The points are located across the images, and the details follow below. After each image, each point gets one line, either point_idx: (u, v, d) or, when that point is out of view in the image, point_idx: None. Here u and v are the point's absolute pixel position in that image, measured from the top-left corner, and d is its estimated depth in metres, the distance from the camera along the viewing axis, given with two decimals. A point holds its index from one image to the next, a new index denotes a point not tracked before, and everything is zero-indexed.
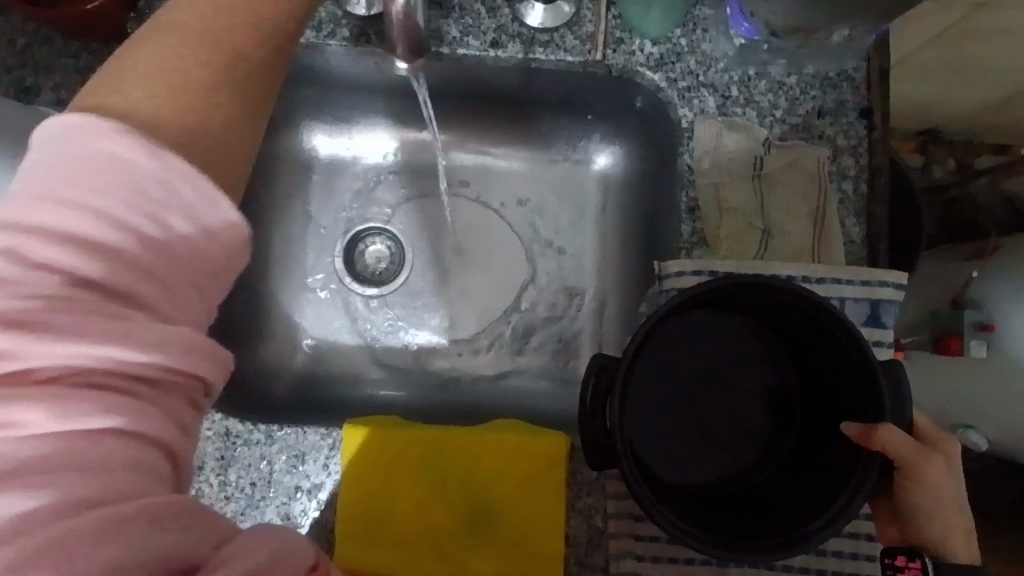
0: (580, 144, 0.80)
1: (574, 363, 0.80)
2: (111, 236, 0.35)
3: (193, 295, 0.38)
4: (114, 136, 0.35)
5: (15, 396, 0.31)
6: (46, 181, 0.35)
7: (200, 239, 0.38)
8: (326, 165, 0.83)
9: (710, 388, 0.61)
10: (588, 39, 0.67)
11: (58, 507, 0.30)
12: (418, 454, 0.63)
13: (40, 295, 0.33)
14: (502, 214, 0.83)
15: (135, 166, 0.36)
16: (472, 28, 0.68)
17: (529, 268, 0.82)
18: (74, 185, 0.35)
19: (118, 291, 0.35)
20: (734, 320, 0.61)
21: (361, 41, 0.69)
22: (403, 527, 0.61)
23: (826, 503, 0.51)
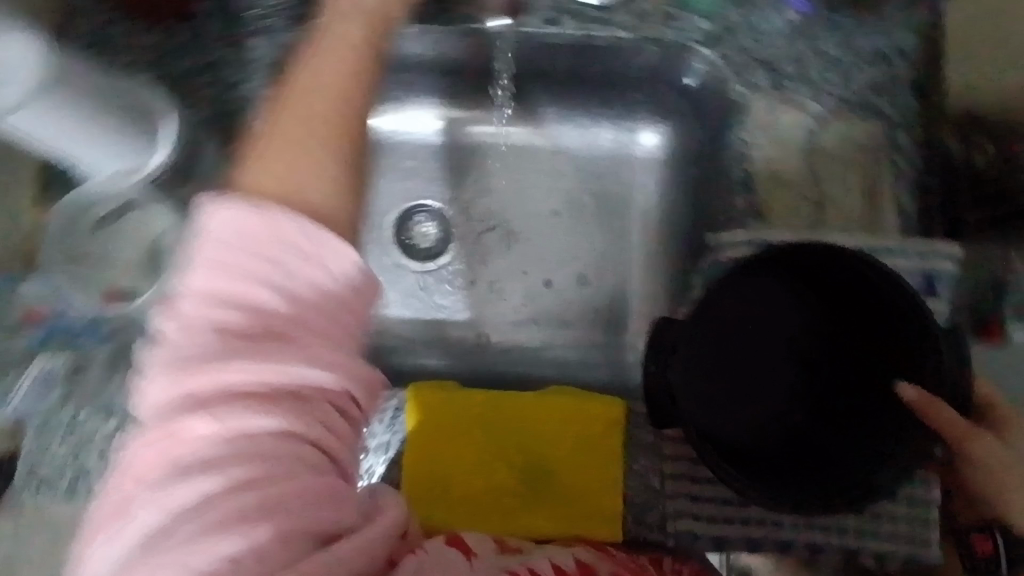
0: (627, 124, 0.82)
1: (621, 336, 0.82)
2: (258, 291, 0.32)
3: (334, 335, 0.33)
4: (239, 207, 0.32)
5: (189, 428, 0.30)
6: (195, 253, 0.32)
7: (330, 283, 0.33)
8: (378, 143, 0.85)
9: (756, 346, 0.61)
10: (642, 16, 0.70)
11: (238, 543, 0.28)
12: (474, 420, 0.65)
13: (191, 354, 0.31)
14: (552, 192, 0.85)
15: (266, 227, 0.32)
16: (531, 6, 0.70)
17: (576, 246, 0.84)
18: (217, 242, 0.32)
19: (269, 339, 0.31)
20: (781, 293, 0.61)
21: (421, 19, 0.71)
22: (466, 487, 0.63)
23: (886, 449, 0.55)
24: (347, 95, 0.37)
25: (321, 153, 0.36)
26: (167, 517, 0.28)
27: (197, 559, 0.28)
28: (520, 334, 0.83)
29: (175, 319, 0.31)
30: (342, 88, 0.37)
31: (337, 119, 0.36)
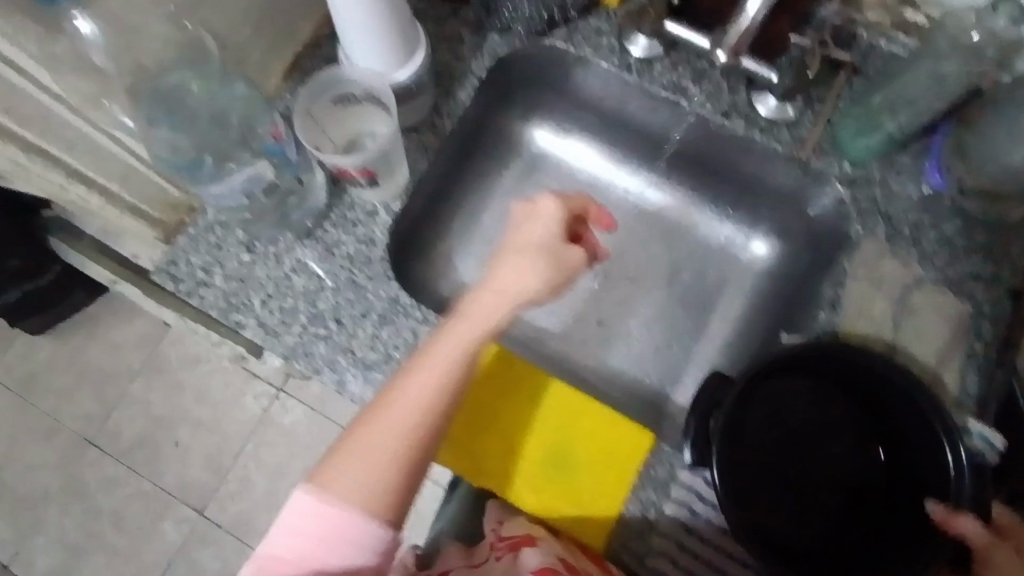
0: (745, 228, 0.93)
1: (666, 394, 0.89)
2: (342, 511, 0.59)
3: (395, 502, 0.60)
4: (325, 502, 0.59)
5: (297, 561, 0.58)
6: (288, 524, 0.58)
7: (386, 514, 0.60)
8: (533, 154, 0.96)
9: (801, 440, 0.70)
10: (801, 140, 0.79)
11: None
12: (524, 394, 0.72)
13: (311, 538, 0.58)
14: (659, 255, 0.95)
15: (360, 482, 0.59)
16: (714, 96, 0.81)
17: (658, 310, 0.93)
18: (311, 512, 0.58)
19: (347, 531, 0.59)
20: (806, 386, 0.69)
21: (622, 69, 0.82)
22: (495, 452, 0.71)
23: (913, 554, 0.61)
24: (456, 364, 0.63)
25: (420, 423, 0.61)
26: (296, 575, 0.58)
27: None
28: (580, 358, 0.92)
29: (281, 546, 0.58)
30: (454, 379, 0.63)
31: (412, 430, 0.61)
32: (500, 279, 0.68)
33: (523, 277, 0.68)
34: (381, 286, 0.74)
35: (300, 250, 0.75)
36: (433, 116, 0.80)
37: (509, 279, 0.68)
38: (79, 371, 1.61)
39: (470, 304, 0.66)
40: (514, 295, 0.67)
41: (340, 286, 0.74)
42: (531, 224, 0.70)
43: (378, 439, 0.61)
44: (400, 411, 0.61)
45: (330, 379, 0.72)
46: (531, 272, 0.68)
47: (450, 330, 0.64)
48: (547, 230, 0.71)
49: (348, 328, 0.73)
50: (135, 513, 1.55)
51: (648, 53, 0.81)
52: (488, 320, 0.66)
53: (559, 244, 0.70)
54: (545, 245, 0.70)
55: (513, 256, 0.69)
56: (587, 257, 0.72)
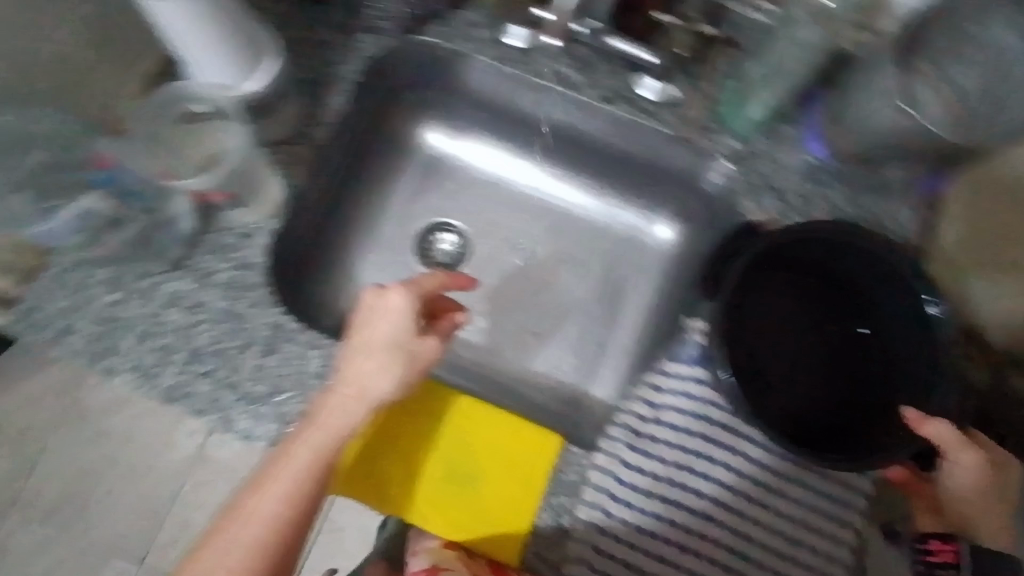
0: (648, 215, 0.92)
1: (586, 389, 0.89)
2: None
3: None
4: None
5: None
6: None
7: None
8: (428, 157, 0.93)
9: (828, 276, 0.72)
10: (685, 120, 0.77)
11: None
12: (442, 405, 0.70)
13: None
14: (564, 246, 0.94)
15: None
16: (595, 82, 0.79)
17: (569, 303, 0.92)
18: None
19: None
20: (791, 285, 0.72)
21: (499, 62, 0.79)
22: (412, 471, 0.68)
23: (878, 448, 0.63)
24: (321, 466, 0.61)
25: (276, 519, 0.60)
26: None
27: None
28: (495, 361, 0.90)
29: None
30: (307, 486, 0.61)
31: (269, 541, 0.60)
32: (350, 374, 0.63)
33: (381, 373, 0.64)
34: (263, 312, 0.70)
35: (169, 283, 0.69)
36: (304, 128, 0.75)
37: (370, 368, 0.63)
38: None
39: (330, 401, 0.62)
40: (382, 374, 0.64)
41: (217, 318, 0.70)
42: (385, 310, 0.66)
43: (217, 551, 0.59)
44: (262, 503, 0.61)
45: (217, 418, 0.68)
46: (378, 363, 0.64)
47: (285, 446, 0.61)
48: (397, 311, 0.66)
49: (230, 361, 0.69)
50: None
51: (525, 43, 0.78)
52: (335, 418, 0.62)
53: (406, 341, 0.66)
54: (394, 342, 0.65)
55: (375, 330, 0.65)
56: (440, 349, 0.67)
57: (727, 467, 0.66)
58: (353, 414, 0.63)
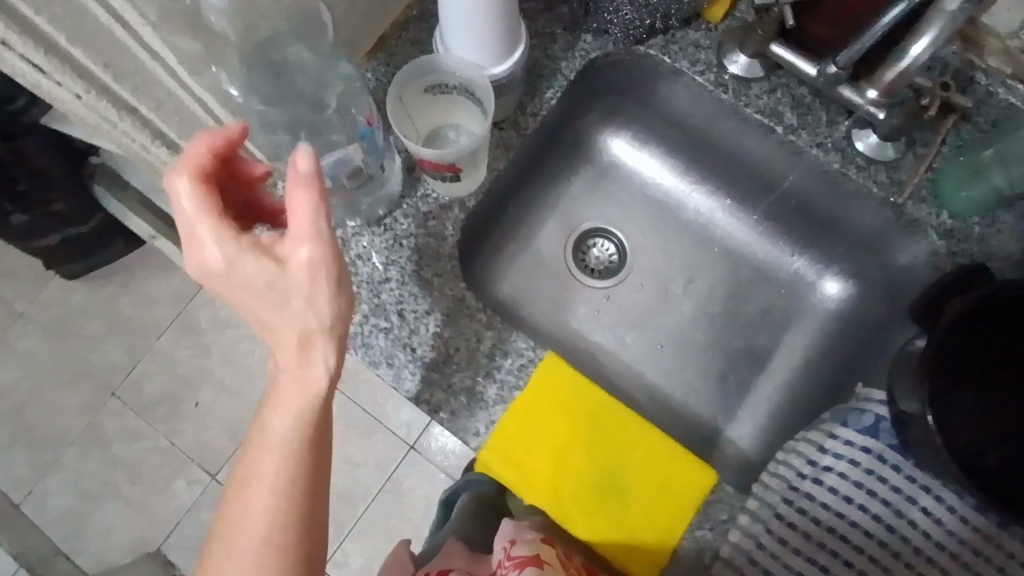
0: (820, 267, 0.89)
1: (718, 427, 0.88)
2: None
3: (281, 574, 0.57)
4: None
5: None
6: None
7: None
8: (606, 161, 0.93)
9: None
10: (898, 184, 0.75)
11: None
12: (595, 410, 0.71)
13: None
14: (721, 278, 0.93)
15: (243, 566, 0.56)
16: (810, 126, 0.77)
17: (717, 339, 0.91)
18: None
19: None
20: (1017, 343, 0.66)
21: (715, 87, 0.78)
22: (558, 472, 0.69)
23: None
24: (294, 443, 0.56)
25: (288, 509, 0.57)
26: None
27: None
28: (632, 377, 0.90)
29: None
30: (306, 468, 0.57)
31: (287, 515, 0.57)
32: (271, 322, 0.53)
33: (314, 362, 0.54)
34: (449, 285, 0.71)
35: (366, 234, 0.71)
36: (517, 115, 0.76)
37: (301, 306, 0.52)
38: (116, 318, 1.65)
39: (282, 372, 0.55)
40: (314, 353, 0.53)
41: (405, 279, 0.71)
42: (242, 258, 0.50)
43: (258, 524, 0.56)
44: (256, 504, 0.57)
45: (388, 376, 0.69)
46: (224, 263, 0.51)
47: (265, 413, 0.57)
48: (193, 182, 0.50)
49: (410, 324, 0.70)
50: (153, 467, 1.58)
51: (747, 72, 0.77)
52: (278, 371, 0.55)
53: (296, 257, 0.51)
54: (235, 251, 0.50)
55: (197, 230, 0.51)
56: (315, 259, 0.50)
57: (865, 533, 0.65)
58: (300, 391, 0.54)
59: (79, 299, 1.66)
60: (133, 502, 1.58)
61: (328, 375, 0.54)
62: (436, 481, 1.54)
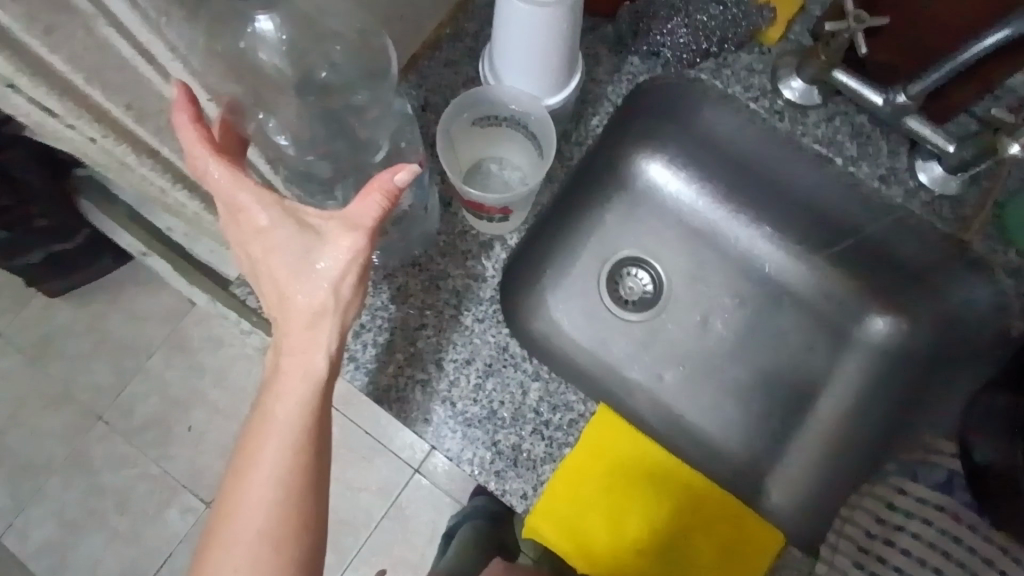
0: (870, 301, 0.84)
1: (764, 470, 0.83)
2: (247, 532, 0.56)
3: (290, 520, 0.56)
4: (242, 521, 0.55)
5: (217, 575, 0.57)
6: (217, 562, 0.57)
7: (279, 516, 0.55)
8: (642, 187, 0.88)
9: None
10: (963, 219, 0.71)
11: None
12: (651, 467, 0.66)
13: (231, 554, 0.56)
14: (763, 310, 0.88)
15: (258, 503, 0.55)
16: (870, 156, 0.72)
17: (760, 374, 0.86)
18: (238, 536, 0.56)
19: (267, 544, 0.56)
20: None
21: (770, 114, 0.73)
22: (616, 536, 0.63)
23: None
24: (299, 425, 0.55)
25: (282, 484, 0.55)
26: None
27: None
28: (672, 417, 0.85)
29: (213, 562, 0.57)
30: (306, 426, 0.55)
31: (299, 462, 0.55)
32: (286, 296, 0.51)
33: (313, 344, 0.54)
34: (491, 331, 0.65)
35: (403, 276, 0.66)
36: (561, 146, 0.72)
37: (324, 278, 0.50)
38: (103, 337, 1.56)
39: (289, 338, 0.54)
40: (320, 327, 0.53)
41: (442, 325, 0.65)
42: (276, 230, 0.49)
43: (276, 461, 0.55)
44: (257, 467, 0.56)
45: (424, 433, 0.63)
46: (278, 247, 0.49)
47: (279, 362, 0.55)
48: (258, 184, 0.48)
49: (449, 375, 0.64)
50: (143, 494, 1.50)
51: (803, 99, 0.72)
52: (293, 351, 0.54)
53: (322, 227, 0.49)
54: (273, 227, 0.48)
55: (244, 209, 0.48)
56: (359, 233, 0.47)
57: None
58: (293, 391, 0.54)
59: (62, 317, 1.57)
60: (121, 532, 1.49)
61: (329, 360, 0.53)
62: (442, 507, 1.47)
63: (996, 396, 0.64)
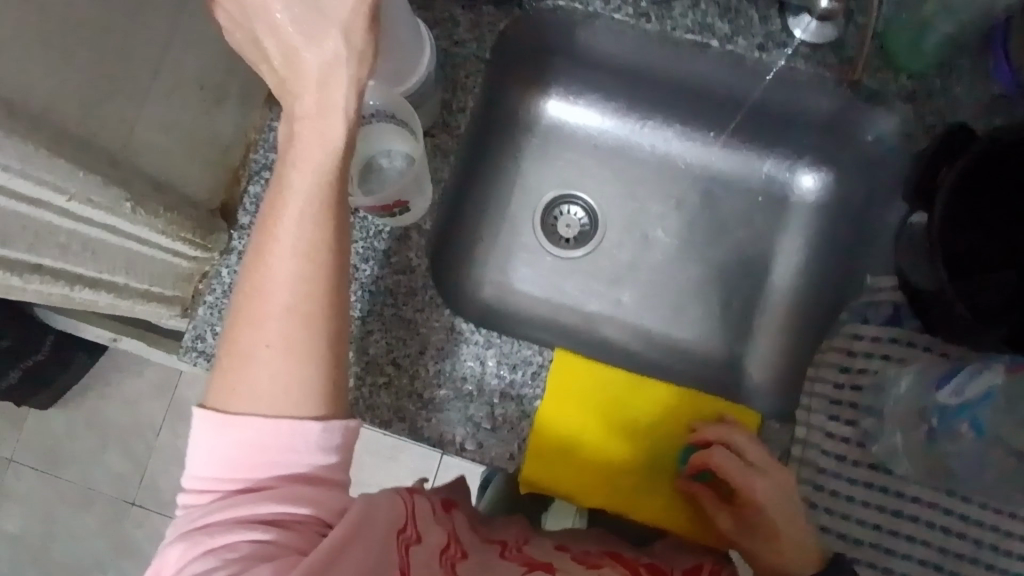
0: (790, 165, 0.86)
1: (742, 351, 0.85)
2: (254, 505, 0.46)
3: (295, 367, 0.47)
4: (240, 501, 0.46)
5: (228, 531, 0.46)
6: (221, 471, 0.47)
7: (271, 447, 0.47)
8: (546, 126, 0.89)
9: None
10: (849, 62, 0.71)
11: (258, 546, 0.45)
12: (635, 404, 0.69)
13: (288, 516, 0.47)
14: (699, 198, 0.89)
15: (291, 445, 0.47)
16: (743, 29, 0.73)
17: (711, 266, 0.88)
18: (247, 445, 0.46)
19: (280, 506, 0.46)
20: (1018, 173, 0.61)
21: (637, 19, 0.74)
22: (603, 467, 0.68)
23: None
24: (305, 292, 0.47)
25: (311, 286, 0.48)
26: (254, 507, 0.46)
27: (260, 535, 0.46)
28: (648, 327, 0.86)
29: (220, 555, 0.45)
30: (321, 295, 0.48)
31: (297, 310, 0.47)
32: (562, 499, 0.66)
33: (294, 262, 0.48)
34: (432, 316, 0.68)
35: None
36: (445, 116, 0.72)
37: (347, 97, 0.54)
38: (94, 427, 1.49)
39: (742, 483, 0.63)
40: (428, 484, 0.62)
41: (387, 324, 0.68)
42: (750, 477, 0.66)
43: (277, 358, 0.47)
44: (255, 384, 0.47)
45: (402, 428, 0.66)
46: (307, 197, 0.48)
47: (268, 240, 0.48)
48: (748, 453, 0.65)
49: (408, 369, 0.67)
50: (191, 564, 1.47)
51: None
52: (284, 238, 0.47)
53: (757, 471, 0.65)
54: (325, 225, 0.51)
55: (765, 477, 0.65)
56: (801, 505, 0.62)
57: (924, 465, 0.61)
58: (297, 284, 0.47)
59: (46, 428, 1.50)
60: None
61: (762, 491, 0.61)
62: None
63: (917, 218, 0.66)
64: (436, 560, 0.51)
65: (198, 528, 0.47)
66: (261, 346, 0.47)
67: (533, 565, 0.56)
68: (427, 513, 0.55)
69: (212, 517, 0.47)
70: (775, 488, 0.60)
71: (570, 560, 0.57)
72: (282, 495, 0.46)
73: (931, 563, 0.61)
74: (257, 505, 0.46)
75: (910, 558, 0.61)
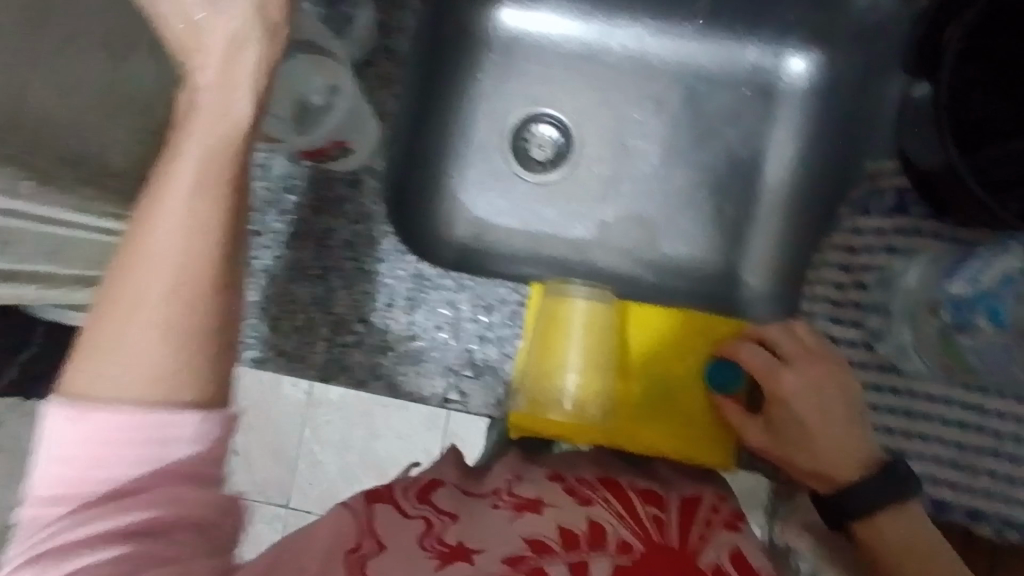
0: (775, 49, 0.78)
1: (738, 260, 0.79)
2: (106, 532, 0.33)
3: (166, 317, 0.35)
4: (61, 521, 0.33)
5: (88, 547, 0.33)
6: (57, 474, 0.33)
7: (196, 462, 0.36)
8: (504, 40, 0.81)
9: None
10: None
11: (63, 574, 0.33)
12: (626, 334, 0.65)
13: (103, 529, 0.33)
14: (681, 99, 0.81)
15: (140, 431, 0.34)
16: None
17: (698, 172, 0.81)
18: (74, 450, 0.33)
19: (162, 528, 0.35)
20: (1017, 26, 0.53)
21: None
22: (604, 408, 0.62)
23: None
24: (192, 276, 0.36)
25: (178, 275, 0.36)
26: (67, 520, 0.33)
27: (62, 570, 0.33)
28: (636, 246, 0.81)
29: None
30: (192, 289, 0.36)
31: (181, 272, 0.36)
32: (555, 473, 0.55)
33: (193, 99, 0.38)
34: (396, 264, 0.63)
35: (287, 252, 0.63)
36: (383, 41, 0.64)
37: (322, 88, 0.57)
38: None
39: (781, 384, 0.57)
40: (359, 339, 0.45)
41: (348, 280, 0.63)
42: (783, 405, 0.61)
43: (150, 370, 0.35)
44: (116, 355, 0.35)
45: (380, 387, 0.63)
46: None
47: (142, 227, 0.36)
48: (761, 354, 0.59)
49: (377, 324, 0.62)
50: None
51: None
52: (156, 233, 0.36)
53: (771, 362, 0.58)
54: None
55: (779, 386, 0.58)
56: (813, 375, 0.57)
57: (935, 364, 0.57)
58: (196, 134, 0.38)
59: None
60: None
61: (794, 381, 0.57)
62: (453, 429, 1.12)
63: (917, 91, 0.59)
64: (421, 538, 0.47)
65: (39, 550, 0.33)
66: (195, 290, 0.36)
67: (523, 503, 0.50)
68: (394, 514, 0.48)
69: (67, 536, 0.33)
70: (806, 385, 0.57)
71: (562, 493, 0.51)
72: (171, 491, 0.35)
73: (950, 460, 0.58)
74: (136, 509, 0.34)
75: (928, 458, 0.58)
